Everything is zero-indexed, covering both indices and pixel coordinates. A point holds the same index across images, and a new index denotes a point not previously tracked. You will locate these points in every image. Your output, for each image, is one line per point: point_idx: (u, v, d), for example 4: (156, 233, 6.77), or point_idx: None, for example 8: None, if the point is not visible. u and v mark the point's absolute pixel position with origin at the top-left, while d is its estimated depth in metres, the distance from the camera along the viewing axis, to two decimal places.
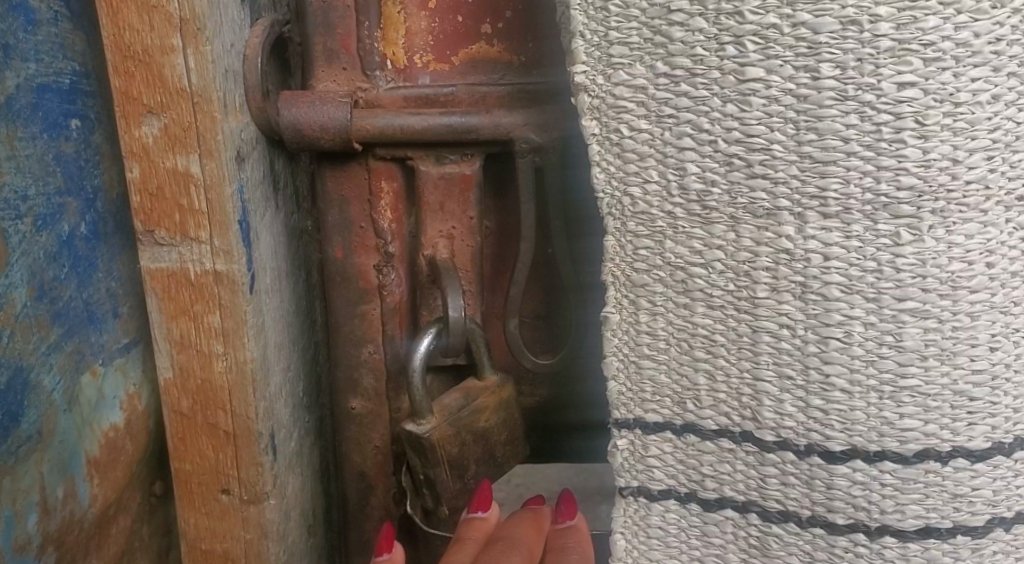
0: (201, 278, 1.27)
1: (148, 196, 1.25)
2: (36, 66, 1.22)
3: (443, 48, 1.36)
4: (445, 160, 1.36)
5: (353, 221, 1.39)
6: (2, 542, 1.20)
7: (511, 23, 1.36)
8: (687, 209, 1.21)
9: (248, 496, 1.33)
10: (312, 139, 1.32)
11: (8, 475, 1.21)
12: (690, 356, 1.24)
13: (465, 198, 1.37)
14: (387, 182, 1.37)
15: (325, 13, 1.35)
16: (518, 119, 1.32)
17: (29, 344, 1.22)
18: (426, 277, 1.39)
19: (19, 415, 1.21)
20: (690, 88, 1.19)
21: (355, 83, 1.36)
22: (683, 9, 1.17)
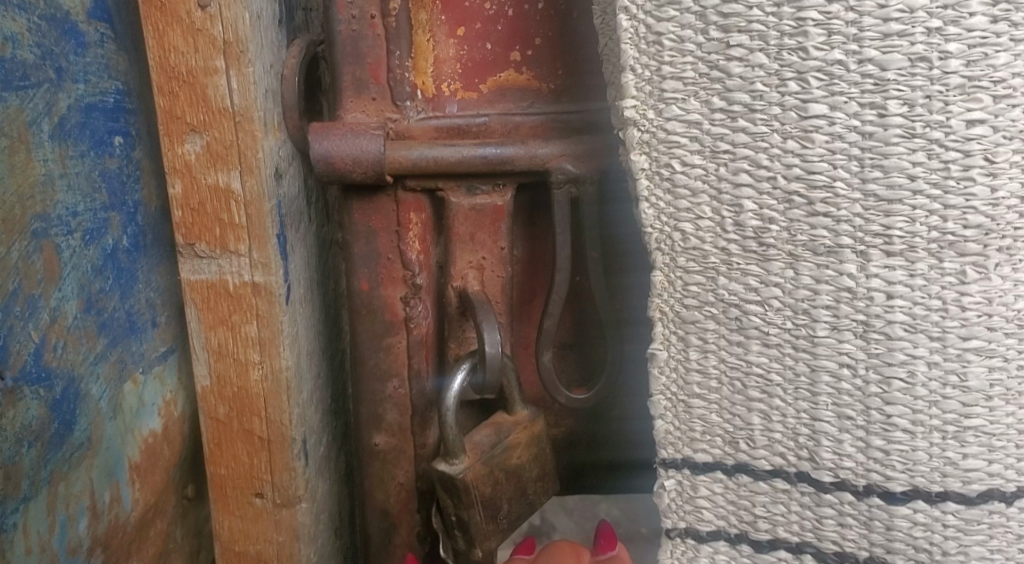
0: (239, 290, 1.31)
1: (190, 210, 1.29)
2: (84, 87, 1.26)
3: (472, 76, 1.32)
4: (476, 191, 1.30)
5: (380, 251, 1.32)
6: (57, 547, 1.24)
7: (543, 51, 1.31)
8: (743, 246, 1.19)
9: (281, 499, 1.36)
10: (344, 172, 1.28)
11: (62, 481, 1.25)
12: (744, 395, 1.21)
13: (496, 228, 1.31)
14: (415, 213, 1.32)
15: (355, 42, 1.30)
16: (555, 148, 1.26)
17: (79, 354, 1.26)
18: (456, 311, 1.33)
19: (72, 425, 1.25)
20: (749, 124, 1.17)
21: (385, 113, 1.31)
22: (743, 44, 1.16)
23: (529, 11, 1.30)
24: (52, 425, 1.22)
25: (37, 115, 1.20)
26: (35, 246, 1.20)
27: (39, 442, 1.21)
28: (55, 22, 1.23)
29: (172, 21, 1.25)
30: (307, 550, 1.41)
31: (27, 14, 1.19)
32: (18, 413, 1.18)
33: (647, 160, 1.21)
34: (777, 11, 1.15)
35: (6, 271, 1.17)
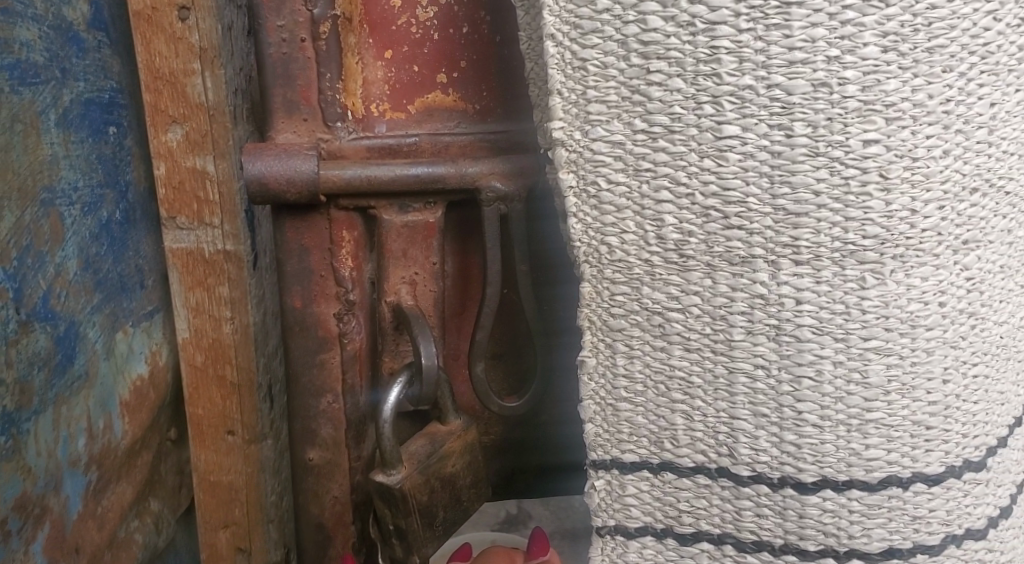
0: (213, 256, 1.56)
1: (172, 187, 1.54)
2: (83, 85, 1.48)
3: (400, 97, 1.38)
4: (407, 209, 1.37)
5: (314, 269, 1.39)
6: (59, 458, 1.45)
7: (468, 74, 1.38)
8: (664, 257, 1.26)
9: (249, 436, 1.62)
10: (278, 192, 1.33)
11: (65, 404, 1.46)
12: (667, 397, 1.30)
13: (428, 245, 1.38)
14: (347, 231, 1.38)
15: (285, 64, 1.34)
16: (484, 167, 1.35)
17: (78, 303, 1.48)
18: (391, 325, 1.41)
19: (72, 359, 1.46)
20: (668, 144, 1.24)
21: (316, 134, 1.36)
22: (662, 70, 1.23)
23: (454, 35, 1.37)
24: (57, 355, 1.43)
25: (44, 107, 1.41)
26: (44, 213, 1.41)
27: (46, 368, 1.42)
28: (61, 30, 1.45)
29: (157, 31, 1.50)
30: (272, 480, 1.66)
31: (39, 25, 1.41)
32: (27, 344, 1.38)
33: (574, 178, 1.27)
34: (693, 39, 1.21)
35: (20, 231, 1.37)
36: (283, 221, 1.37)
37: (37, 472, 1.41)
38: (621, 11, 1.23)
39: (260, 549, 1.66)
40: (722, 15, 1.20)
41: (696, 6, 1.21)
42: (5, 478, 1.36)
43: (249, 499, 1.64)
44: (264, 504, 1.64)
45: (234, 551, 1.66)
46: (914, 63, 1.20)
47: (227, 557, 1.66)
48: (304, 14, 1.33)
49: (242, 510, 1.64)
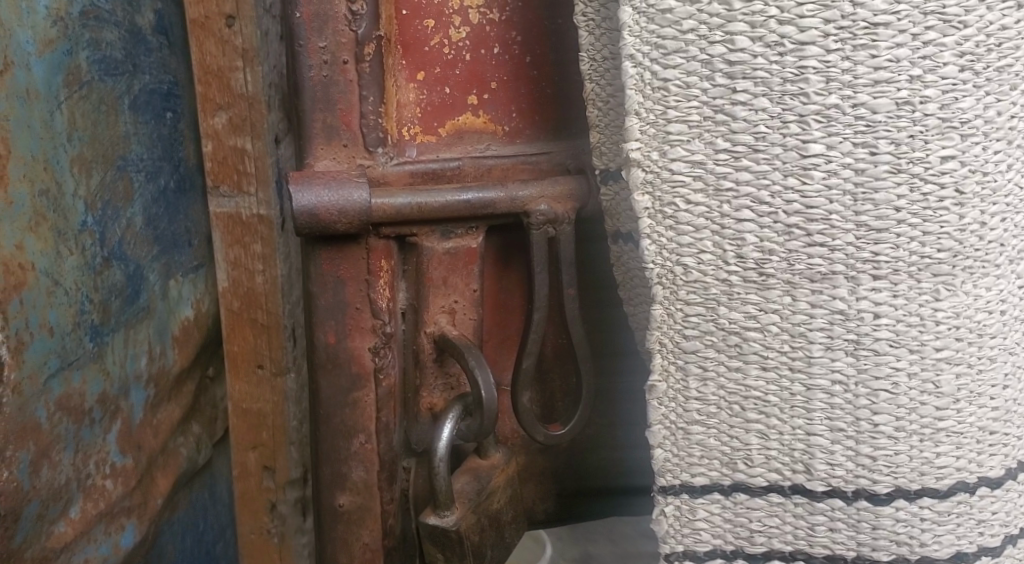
0: (249, 220, 1.60)
1: (217, 161, 1.60)
2: (148, 77, 1.62)
3: (431, 119, 1.34)
4: (449, 235, 1.33)
5: (348, 301, 1.33)
6: (128, 371, 1.60)
7: (499, 94, 1.35)
8: (743, 276, 1.20)
9: (276, 369, 1.65)
10: (328, 223, 1.26)
11: (133, 329, 1.61)
12: (742, 417, 1.24)
13: (470, 270, 1.35)
14: (385, 260, 1.32)
15: (325, 87, 1.29)
16: (534, 190, 1.32)
17: (142, 251, 1.62)
18: (431, 354, 1.37)
19: (138, 293, 1.61)
20: (752, 163, 1.18)
21: (356, 160, 1.31)
22: (748, 89, 1.17)
23: (486, 55, 1.33)
24: (127, 290, 1.59)
25: (121, 92, 1.57)
26: (118, 175, 1.57)
27: (120, 297, 1.58)
28: (133, 33, 1.59)
29: (207, 32, 1.56)
30: (298, 409, 1.69)
31: (119, 28, 1.56)
32: (104, 279, 1.54)
33: (651, 199, 1.21)
34: (780, 60, 1.16)
35: (102, 190, 1.54)
36: (317, 258, 1.31)
37: (114, 375, 1.57)
38: (708, 30, 1.16)
39: (283, 467, 1.70)
40: (811, 36, 1.15)
41: (785, 27, 1.15)
42: (89, 376, 1.52)
43: (275, 423, 1.68)
44: (288, 432, 1.68)
45: (261, 469, 1.70)
46: (986, 81, 1.16)
47: (255, 477, 1.71)
48: (348, 35, 1.28)
49: (269, 434, 1.68)
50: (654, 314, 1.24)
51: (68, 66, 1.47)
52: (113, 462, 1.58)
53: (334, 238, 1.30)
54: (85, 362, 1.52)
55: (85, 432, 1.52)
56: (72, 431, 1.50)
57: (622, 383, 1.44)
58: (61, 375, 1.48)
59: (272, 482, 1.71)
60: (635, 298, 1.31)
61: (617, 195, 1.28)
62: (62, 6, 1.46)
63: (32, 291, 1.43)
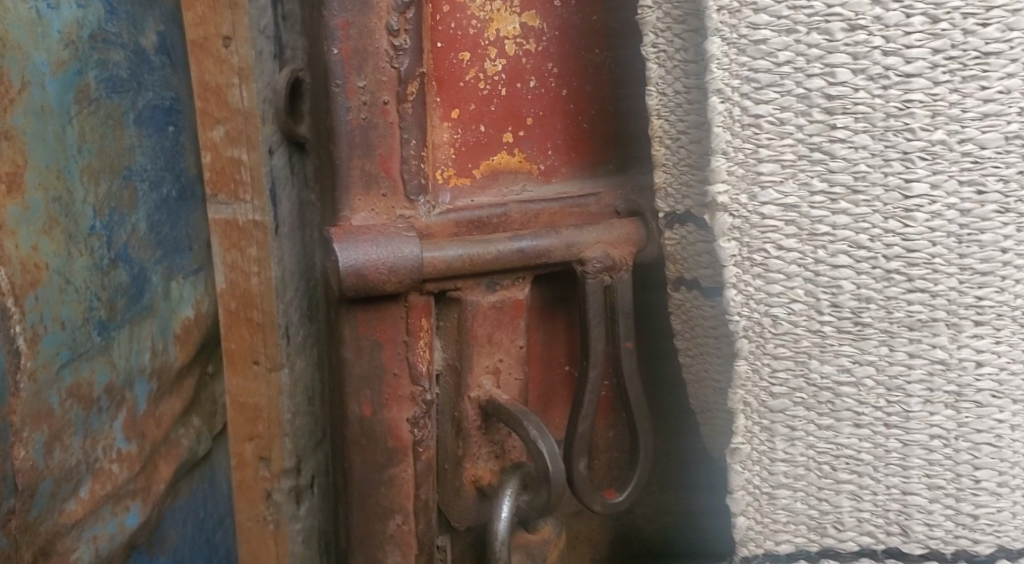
0: (246, 226, 1.39)
1: (216, 171, 1.39)
2: (151, 93, 1.39)
3: (466, 161, 1.24)
4: (494, 288, 1.22)
5: (385, 366, 1.20)
6: (132, 364, 1.39)
7: (535, 131, 1.26)
8: (838, 326, 1.10)
9: (272, 364, 1.41)
10: (375, 283, 1.16)
11: (137, 325, 1.40)
12: (833, 478, 1.13)
13: (515, 325, 1.24)
14: (424, 319, 1.20)
15: (364, 131, 1.18)
16: (589, 236, 1.24)
17: (146, 253, 1.40)
18: (475, 422, 1.24)
19: (142, 292, 1.40)
20: (850, 205, 1.08)
21: (396, 210, 1.20)
22: (848, 126, 1.07)
23: (521, 89, 1.24)
24: (130, 289, 1.38)
25: (127, 107, 1.36)
26: (122, 181, 1.36)
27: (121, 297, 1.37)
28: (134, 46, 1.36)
29: (200, 52, 1.36)
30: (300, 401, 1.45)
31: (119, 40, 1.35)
32: (111, 280, 1.35)
33: (737, 246, 1.10)
34: (884, 93, 1.06)
35: (107, 199, 1.34)
36: (351, 320, 1.19)
37: (118, 365, 1.37)
38: (806, 62, 1.06)
39: (280, 458, 1.45)
40: (919, 67, 1.06)
41: (890, 58, 1.06)
42: (97, 367, 1.34)
43: (272, 416, 1.44)
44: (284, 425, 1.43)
45: (257, 460, 1.45)
46: None
47: (252, 467, 1.46)
48: (389, 73, 1.18)
49: (264, 428, 1.44)
50: (738, 369, 1.12)
51: (78, 85, 1.30)
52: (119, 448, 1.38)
53: (374, 301, 1.18)
54: (92, 355, 1.33)
55: (93, 419, 1.34)
56: (83, 417, 1.32)
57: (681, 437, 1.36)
58: (72, 365, 1.31)
59: (269, 471, 1.45)
60: (698, 362, 1.24)
61: (681, 241, 1.20)
62: (73, 27, 1.29)
63: (46, 288, 1.27)
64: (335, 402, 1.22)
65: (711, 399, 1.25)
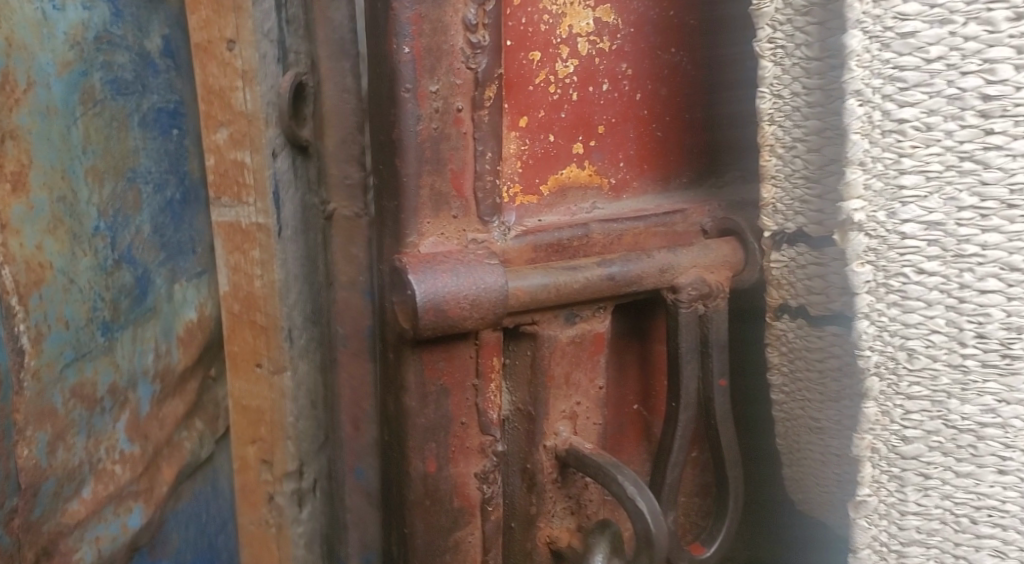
0: (250, 229, 1.19)
1: (218, 172, 1.20)
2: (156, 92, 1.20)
3: (533, 175, 1.09)
4: (573, 321, 1.08)
5: (452, 414, 1.05)
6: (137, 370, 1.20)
7: (606, 141, 1.12)
8: (984, 360, 1.00)
9: (274, 366, 1.20)
10: (454, 321, 1.01)
11: (142, 334, 1.21)
12: (973, 532, 1.03)
13: (594, 362, 1.10)
14: (497, 357, 1.05)
15: (434, 144, 1.03)
16: (682, 259, 1.11)
17: (150, 256, 1.21)
18: (551, 474, 1.09)
19: (147, 295, 1.21)
20: (1004, 221, 0.98)
21: (467, 234, 1.05)
22: (1005, 130, 0.97)
23: (595, 93, 1.10)
24: (135, 294, 1.20)
25: (131, 110, 1.18)
26: (128, 183, 1.18)
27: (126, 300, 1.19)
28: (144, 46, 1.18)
29: (204, 51, 1.17)
30: (308, 407, 1.22)
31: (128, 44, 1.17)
32: (114, 282, 1.18)
33: (871, 272, 1.00)
34: None
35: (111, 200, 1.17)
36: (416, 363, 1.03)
37: (123, 369, 1.19)
38: (961, 59, 0.96)
39: (280, 461, 1.23)
40: None
41: None
42: (100, 369, 1.17)
43: (274, 420, 1.22)
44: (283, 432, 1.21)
45: (258, 463, 1.24)
46: None
47: (255, 470, 1.25)
48: (465, 75, 1.03)
49: (268, 430, 1.23)
50: (868, 413, 1.02)
51: (82, 87, 1.13)
52: (121, 451, 1.20)
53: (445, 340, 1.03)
54: (96, 359, 1.16)
55: (97, 422, 1.17)
56: (85, 419, 1.16)
57: (771, 480, 1.22)
58: (77, 366, 1.15)
59: (270, 475, 1.24)
60: (795, 401, 1.11)
61: (788, 266, 1.08)
62: (78, 28, 1.13)
63: (50, 288, 1.12)
64: (392, 457, 1.06)
65: (810, 441, 1.11)
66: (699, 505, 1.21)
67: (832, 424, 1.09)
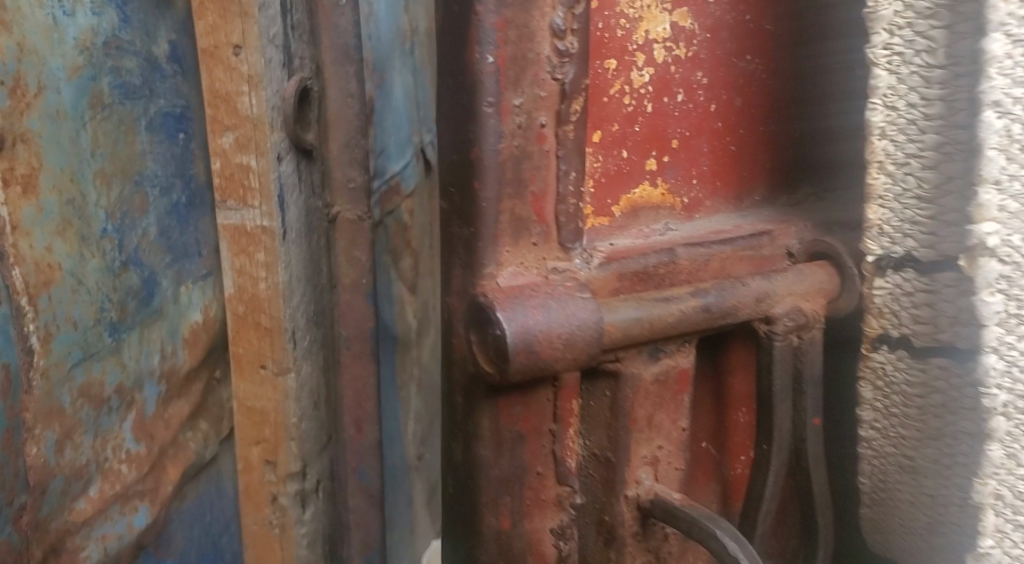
0: (352, 226, 1.61)
1: (225, 176, 1.88)
2: (165, 102, 1.86)
3: (605, 196, 1.38)
4: (659, 354, 1.38)
5: (529, 461, 1.37)
6: (143, 366, 1.87)
7: (678, 156, 1.41)
8: None
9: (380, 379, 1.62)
10: (547, 355, 1.30)
11: (149, 335, 1.87)
12: None
13: (679, 400, 1.40)
14: (574, 400, 1.37)
15: (516, 160, 1.32)
16: (784, 284, 1.39)
17: (158, 257, 1.87)
18: (631, 526, 1.39)
19: (152, 295, 1.87)
20: None
21: (550, 258, 1.35)
22: None
23: (668, 103, 1.39)
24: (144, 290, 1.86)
25: (139, 114, 1.82)
26: (135, 187, 1.83)
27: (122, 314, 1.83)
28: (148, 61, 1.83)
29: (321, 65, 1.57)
30: None
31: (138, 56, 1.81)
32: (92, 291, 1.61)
33: (1002, 300, 1.23)
34: None
35: (116, 205, 1.80)
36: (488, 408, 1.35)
37: (131, 369, 1.85)
38: None
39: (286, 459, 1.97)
40: None
41: None
42: (108, 367, 1.82)
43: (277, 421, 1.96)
44: None
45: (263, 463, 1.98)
46: None
47: (259, 472, 1.99)
48: (549, 87, 1.32)
49: (271, 429, 1.96)
50: (996, 426, 1.25)
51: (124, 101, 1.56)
52: (128, 449, 1.86)
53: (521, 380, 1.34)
54: (105, 354, 1.81)
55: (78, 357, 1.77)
56: (93, 418, 1.80)
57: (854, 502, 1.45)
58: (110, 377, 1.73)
59: (274, 476, 1.99)
60: (889, 436, 1.34)
61: (889, 294, 1.31)
62: (89, 34, 1.74)
63: None
64: (468, 513, 1.38)
65: (903, 482, 1.34)
66: (787, 546, 1.49)
67: (929, 462, 1.32)
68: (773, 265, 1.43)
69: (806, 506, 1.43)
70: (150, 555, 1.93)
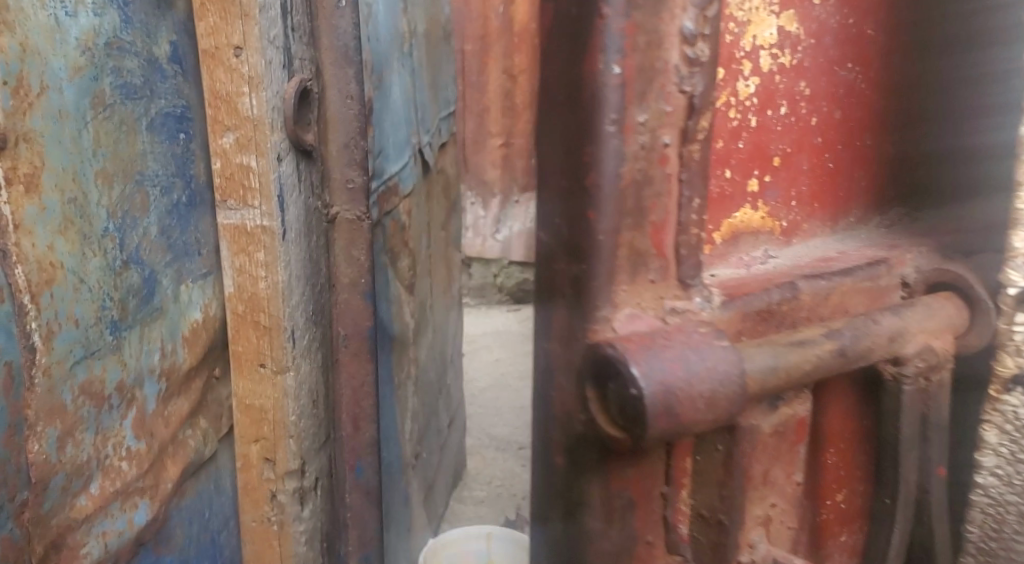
0: (651, 174, 1.68)
1: (227, 177, 2.39)
2: (166, 101, 2.31)
3: (713, 218, 1.78)
4: (766, 418, 1.79)
5: (640, 520, 1.76)
6: (125, 359, 2.23)
7: (778, 171, 1.81)
8: None
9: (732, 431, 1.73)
10: (706, 406, 1.63)
11: (148, 329, 2.29)
12: None
13: (788, 455, 1.83)
14: (686, 460, 1.77)
15: (636, 174, 1.68)
16: (899, 327, 1.76)
17: (157, 256, 2.30)
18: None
19: (152, 295, 2.30)
20: None
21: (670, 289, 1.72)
22: None
23: (768, 119, 1.79)
24: (136, 296, 2.25)
25: (140, 112, 2.25)
26: (135, 186, 2.24)
27: (136, 300, 2.25)
28: (150, 63, 2.26)
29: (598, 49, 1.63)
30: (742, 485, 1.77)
31: (138, 58, 2.24)
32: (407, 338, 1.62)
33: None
34: None
35: (123, 198, 2.21)
36: (602, 478, 1.74)
37: (130, 368, 2.24)
38: None
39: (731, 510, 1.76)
40: None
41: None
42: (109, 364, 2.19)
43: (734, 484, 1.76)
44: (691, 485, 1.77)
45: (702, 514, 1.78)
46: None
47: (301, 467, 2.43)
48: (675, 102, 1.67)
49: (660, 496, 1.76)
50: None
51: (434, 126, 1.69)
52: (128, 446, 2.25)
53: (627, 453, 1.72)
54: (106, 351, 2.18)
55: (107, 411, 2.19)
56: (94, 416, 2.16)
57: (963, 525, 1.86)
58: (85, 361, 2.14)
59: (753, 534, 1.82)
60: None
61: None
62: (89, 36, 2.11)
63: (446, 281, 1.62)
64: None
65: None
66: None
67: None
68: (887, 296, 1.84)
69: (919, 516, 1.85)
70: (150, 550, 2.33)
